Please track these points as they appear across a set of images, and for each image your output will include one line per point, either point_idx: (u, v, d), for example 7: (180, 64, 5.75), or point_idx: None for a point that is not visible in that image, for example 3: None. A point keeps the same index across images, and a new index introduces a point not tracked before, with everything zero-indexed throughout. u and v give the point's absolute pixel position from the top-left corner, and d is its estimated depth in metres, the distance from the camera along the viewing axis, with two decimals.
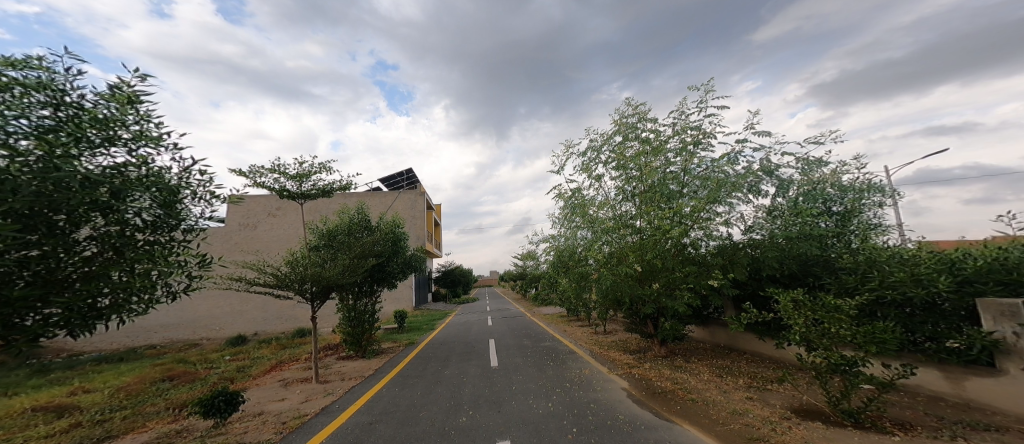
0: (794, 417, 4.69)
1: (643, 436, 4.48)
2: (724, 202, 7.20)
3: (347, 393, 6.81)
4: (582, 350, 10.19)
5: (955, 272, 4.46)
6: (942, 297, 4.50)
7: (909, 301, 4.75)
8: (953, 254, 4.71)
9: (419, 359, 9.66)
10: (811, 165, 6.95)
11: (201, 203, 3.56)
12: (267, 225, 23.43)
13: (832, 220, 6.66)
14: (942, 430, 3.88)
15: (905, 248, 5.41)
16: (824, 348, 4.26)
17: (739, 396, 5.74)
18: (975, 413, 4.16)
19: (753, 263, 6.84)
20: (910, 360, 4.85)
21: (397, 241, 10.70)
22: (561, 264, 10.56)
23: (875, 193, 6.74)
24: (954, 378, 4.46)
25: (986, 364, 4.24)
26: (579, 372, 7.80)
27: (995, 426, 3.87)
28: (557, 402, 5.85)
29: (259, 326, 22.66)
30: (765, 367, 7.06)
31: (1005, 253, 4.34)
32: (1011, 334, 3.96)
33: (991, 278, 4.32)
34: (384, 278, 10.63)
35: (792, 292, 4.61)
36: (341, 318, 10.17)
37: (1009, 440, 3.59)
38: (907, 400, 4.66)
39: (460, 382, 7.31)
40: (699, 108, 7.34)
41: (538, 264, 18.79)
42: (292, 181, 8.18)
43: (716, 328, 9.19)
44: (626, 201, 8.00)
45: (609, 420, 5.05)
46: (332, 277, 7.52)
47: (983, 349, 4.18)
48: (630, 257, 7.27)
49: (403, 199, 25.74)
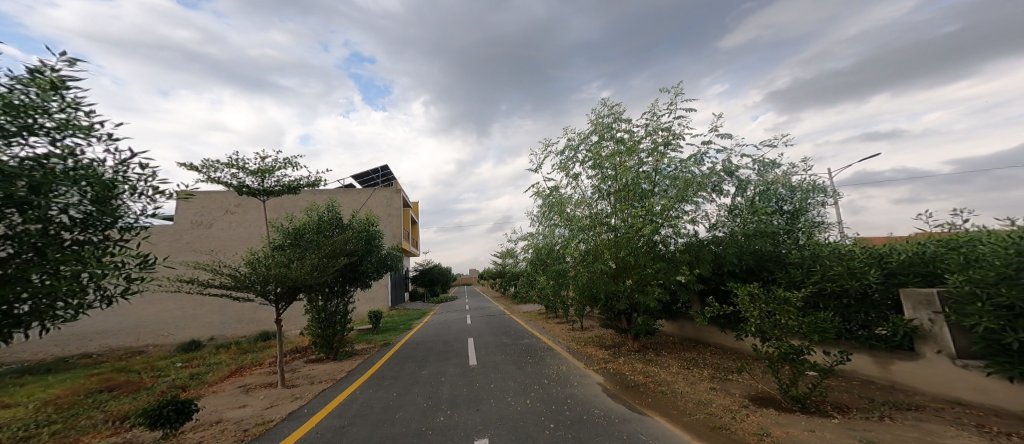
0: (751, 405, 4.96)
1: (616, 429, 4.66)
2: (691, 201, 7.47)
3: (317, 397, 6.76)
4: (560, 347, 10.35)
5: (884, 265, 4.84)
6: (872, 288, 4.86)
7: (846, 292, 5.07)
8: (882, 248, 5.09)
9: (396, 359, 9.63)
10: (766, 166, 7.27)
11: (141, 199, 3.46)
12: (224, 222, 22.73)
13: (784, 218, 7.02)
14: (872, 411, 4.19)
15: (840, 241, 6.02)
16: (777, 338, 4.51)
17: (704, 387, 6.02)
18: (899, 394, 4.52)
19: (716, 259, 7.16)
20: (846, 347, 5.20)
21: (370, 240, 10.64)
22: (539, 262, 10.72)
23: (819, 193, 7.21)
24: (882, 363, 4.83)
25: (909, 350, 4.59)
26: (556, 368, 7.99)
27: (914, 405, 4.22)
28: (535, 399, 5.99)
29: (217, 330, 22.04)
30: (726, 358, 7.41)
31: (923, 248, 4.75)
32: (927, 321, 4.33)
33: (912, 271, 4.70)
34: (357, 278, 10.54)
35: (749, 286, 4.88)
36: (310, 320, 9.99)
37: (926, 418, 3.92)
38: (844, 384, 4.99)
39: (438, 381, 7.37)
40: (670, 109, 7.50)
41: (516, 262, 18.97)
42: (253, 177, 7.94)
43: (684, 322, 9.51)
44: (602, 199, 8.15)
45: (585, 414, 5.23)
46: (299, 277, 7.40)
47: (907, 335, 4.53)
48: (605, 254, 7.48)
49: (377, 197, 25.42)
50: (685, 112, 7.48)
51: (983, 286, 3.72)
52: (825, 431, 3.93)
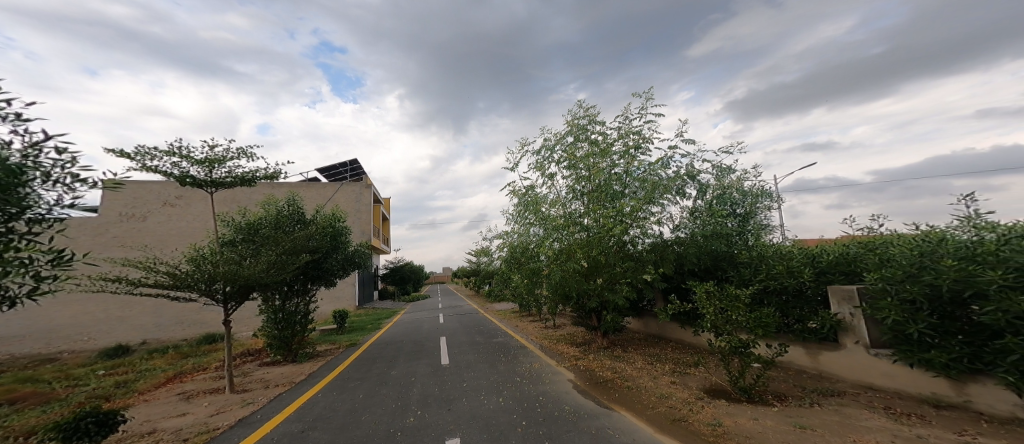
0: (706, 397, 5.27)
1: (585, 424, 4.84)
2: (658, 203, 7.76)
3: (271, 402, 6.64)
4: (532, 344, 10.56)
5: (815, 265, 5.24)
6: (806, 285, 5.26)
7: (784, 289, 5.49)
8: (815, 249, 5.51)
9: (362, 360, 9.57)
10: (723, 171, 7.67)
11: (55, 188, 3.03)
12: (161, 215, 21.73)
13: (736, 220, 7.46)
14: (804, 398, 4.58)
15: (779, 242, 6.85)
16: (726, 332, 4.82)
17: (665, 381, 6.32)
18: (826, 382, 4.97)
19: (678, 258, 7.49)
20: (785, 339, 5.62)
21: (336, 236, 10.60)
22: (513, 262, 10.88)
23: (766, 198, 7.77)
24: (813, 354, 5.27)
25: (833, 341, 5.04)
26: (528, 366, 8.15)
27: (838, 391, 4.66)
28: (508, 396, 6.13)
29: (150, 333, 20.89)
30: (685, 352, 7.79)
31: (848, 249, 5.14)
32: (848, 315, 4.74)
33: (838, 270, 5.09)
34: (321, 276, 10.39)
35: (705, 284, 5.19)
36: (266, 321, 9.72)
37: (846, 403, 4.34)
38: (782, 375, 5.40)
39: (408, 381, 7.42)
40: (639, 113, 7.98)
41: (491, 260, 19.09)
42: (200, 167, 7.59)
43: (649, 319, 9.88)
44: (575, 199, 8.36)
45: (556, 411, 5.40)
46: (250, 276, 6.94)
47: (832, 327, 4.96)
48: (577, 253, 7.67)
49: (344, 192, 24.97)
50: (655, 116, 7.94)
51: (892, 283, 4.17)
52: (766, 419, 4.25)
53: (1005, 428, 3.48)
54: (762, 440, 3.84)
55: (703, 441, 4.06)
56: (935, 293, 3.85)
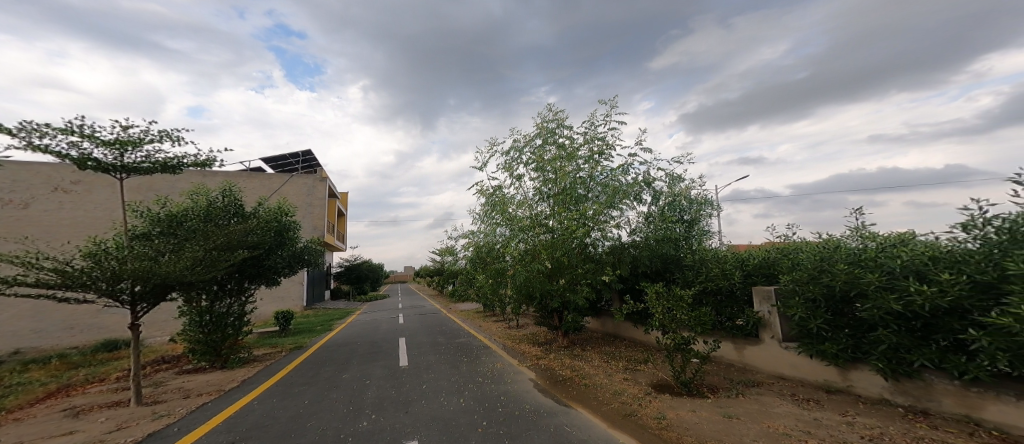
0: (652, 392, 5.62)
1: (546, 422, 4.96)
2: (617, 207, 8.12)
3: (191, 413, 6.03)
4: (495, 344, 10.75)
5: (743, 268, 5.81)
6: (736, 286, 5.81)
7: (719, 290, 6.00)
8: (744, 254, 6.11)
9: (305, 366, 9.11)
10: (675, 179, 8.13)
11: None
12: (55, 202, 19.39)
13: (683, 226, 7.98)
14: (732, 389, 5.07)
15: (714, 248, 7.50)
16: (670, 330, 5.15)
17: (617, 378, 6.65)
18: (748, 374, 5.56)
19: (634, 261, 7.89)
20: (718, 335, 6.16)
21: (281, 231, 10.28)
22: (477, 262, 11.03)
23: (709, 206, 8.34)
24: (739, 349, 5.86)
25: (754, 336, 5.64)
26: (491, 366, 8.24)
27: (757, 382, 5.24)
28: (469, 397, 6.21)
29: (27, 342, 17.74)
30: (636, 350, 8.23)
31: (767, 253, 5.79)
32: (768, 313, 5.34)
33: (760, 273, 5.67)
34: (262, 274, 9.98)
35: (655, 285, 5.50)
36: (189, 324, 9.14)
37: (764, 392, 4.89)
38: (716, 368, 5.91)
39: (362, 385, 7.34)
40: (605, 120, 8.26)
41: (455, 259, 19.15)
42: (111, 149, 6.48)
43: (607, 318, 10.27)
44: (541, 201, 8.54)
45: (516, 410, 5.49)
46: (170, 273, 6.19)
47: (754, 323, 5.56)
48: (542, 255, 7.88)
49: (295, 184, 24.14)
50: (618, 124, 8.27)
51: (799, 284, 4.81)
52: (702, 410, 4.62)
53: (874, 407, 4.16)
54: (699, 430, 4.16)
55: (651, 434, 4.31)
56: (830, 292, 4.47)
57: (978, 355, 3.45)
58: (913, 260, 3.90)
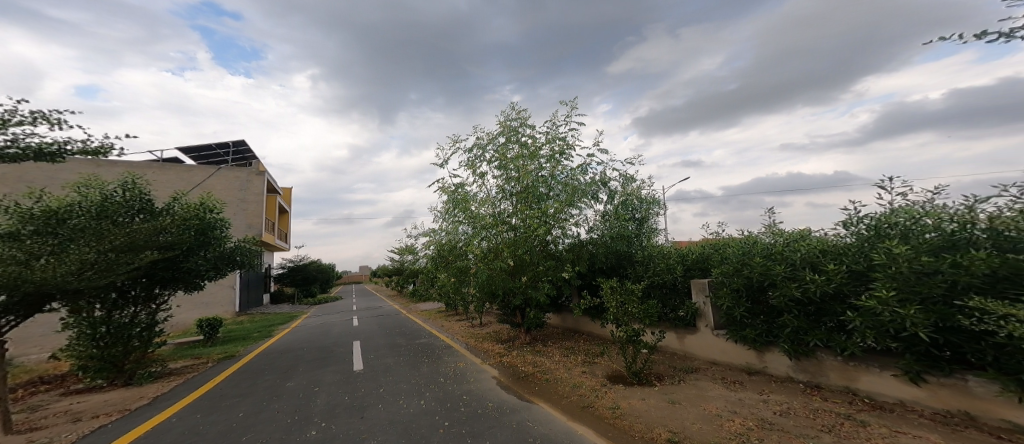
0: (608, 383, 5.88)
1: (508, 418, 4.94)
2: (576, 206, 8.39)
3: (83, 437, 5.21)
4: (457, 344, 10.75)
5: (685, 263, 6.22)
6: (679, 280, 6.22)
7: (664, 283, 6.40)
8: (684, 249, 6.57)
9: (235, 377, 8.14)
10: (628, 179, 8.50)
11: None
12: None
13: (634, 224, 8.36)
14: (675, 376, 5.47)
15: (661, 245, 7.99)
16: (623, 323, 5.40)
17: (577, 371, 6.88)
18: (687, 360, 6.04)
19: (591, 257, 8.23)
20: (664, 326, 6.56)
21: (205, 231, 9.13)
22: (437, 259, 11.09)
23: (658, 205, 8.78)
24: (681, 338, 6.32)
25: (693, 325, 6.14)
26: (452, 366, 8.23)
27: (695, 367, 5.70)
28: (428, 398, 6.06)
29: None
30: (592, 343, 8.60)
31: (702, 246, 6.31)
32: (704, 304, 5.80)
33: (694, 267, 6.14)
34: (179, 278, 8.76)
35: (610, 280, 5.74)
36: (81, 337, 7.74)
37: (700, 376, 5.36)
38: (663, 357, 6.29)
39: (310, 392, 6.86)
40: (565, 121, 8.22)
41: (415, 258, 19.00)
42: None
43: (567, 314, 10.55)
44: (504, 199, 8.63)
45: (479, 408, 5.42)
46: (45, 279, 5.25)
47: (692, 314, 6.04)
48: (504, 253, 7.98)
49: (223, 178, 22.74)
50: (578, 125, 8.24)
51: (727, 276, 5.34)
52: (650, 398, 4.91)
53: (781, 385, 4.82)
54: (649, 417, 4.42)
55: (607, 424, 4.48)
56: (749, 283, 5.05)
57: (852, 332, 4.21)
58: (808, 253, 4.53)
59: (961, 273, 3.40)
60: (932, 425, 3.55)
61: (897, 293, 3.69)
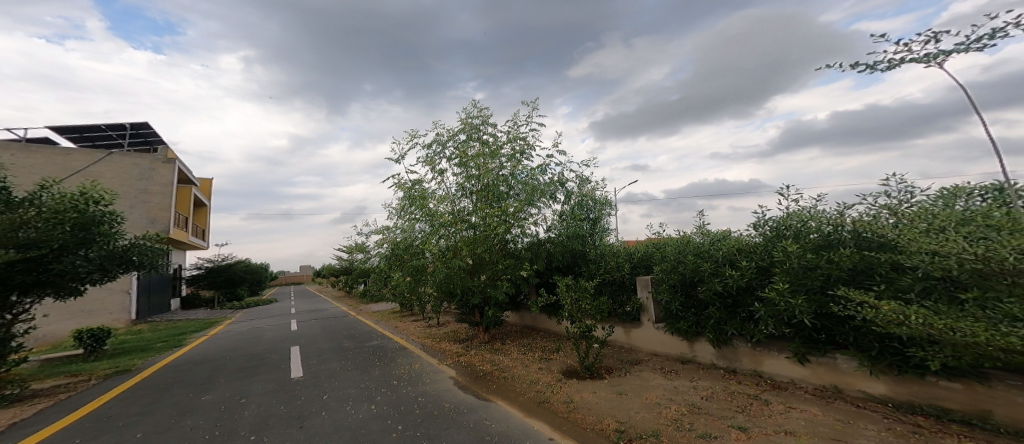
0: (562, 378, 6.08)
1: (464, 419, 4.97)
2: (535, 205, 8.56)
3: None
4: (413, 345, 10.58)
5: (633, 261, 6.54)
6: (627, 277, 6.55)
7: (612, 280, 6.70)
8: (629, 247, 6.97)
9: (130, 395, 6.72)
10: (585, 180, 8.78)
11: None
12: None
13: (589, 224, 8.66)
14: (622, 368, 5.78)
15: (613, 244, 8.37)
16: (576, 319, 5.60)
17: (534, 368, 7.05)
18: (633, 353, 6.38)
19: (549, 256, 8.47)
20: (613, 322, 6.85)
21: (77, 226, 6.66)
22: (390, 258, 10.90)
23: (612, 206, 9.15)
24: (629, 333, 6.64)
25: (637, 320, 6.50)
26: (408, 367, 8.01)
27: (640, 359, 6.05)
28: (380, 402, 5.80)
29: None
30: (548, 340, 8.87)
31: (644, 244, 6.70)
32: (647, 299, 6.16)
33: (637, 263, 6.51)
34: (48, 282, 6.60)
35: (566, 278, 5.88)
36: None
37: (643, 366, 5.74)
38: (613, 351, 6.56)
39: (235, 404, 6.05)
40: (526, 121, 8.26)
41: (367, 257, 18.51)
42: None
43: (526, 312, 10.75)
44: (463, 197, 8.65)
45: (435, 410, 5.39)
46: None
47: (636, 309, 6.39)
48: (463, 251, 7.97)
49: (113, 165, 18.75)
50: (538, 125, 8.33)
51: (665, 273, 5.69)
52: (600, 391, 5.14)
53: (706, 371, 5.35)
54: (600, 409, 4.64)
55: (560, 418, 4.66)
56: (685, 279, 5.43)
57: (759, 321, 4.80)
58: (727, 251, 5.04)
59: (833, 266, 4.04)
60: (812, 399, 4.28)
61: (790, 285, 4.30)
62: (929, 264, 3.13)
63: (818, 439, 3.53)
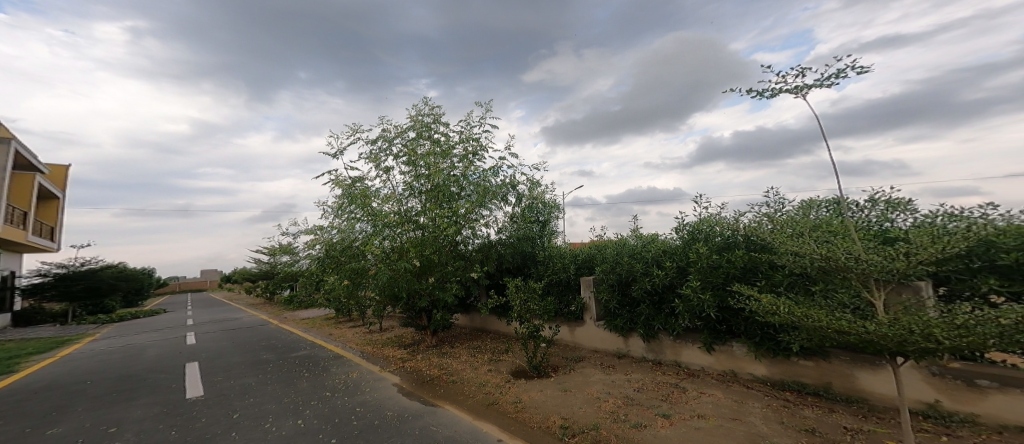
0: (511, 379, 6.19)
1: (410, 426, 4.92)
2: (486, 207, 8.64)
3: None
4: (351, 352, 10.13)
5: (580, 262, 6.79)
6: (573, 278, 6.77)
7: (556, 282, 6.92)
8: (575, 249, 7.24)
9: None
10: (536, 183, 9.00)
11: None
12: None
13: (538, 226, 8.88)
14: (566, 365, 6.00)
15: (560, 246, 8.68)
16: (525, 319, 5.72)
17: (483, 370, 7.09)
18: (576, 350, 6.64)
19: (499, 257, 8.63)
20: (560, 322, 7.04)
21: None
22: (321, 262, 10.27)
23: (560, 210, 9.46)
24: (573, 331, 6.89)
25: (580, 318, 6.76)
26: (345, 376, 7.61)
27: (583, 356, 6.30)
28: (309, 417, 5.44)
29: None
30: (498, 341, 9.00)
31: (588, 247, 7.01)
32: (589, 298, 6.45)
33: (580, 263, 6.78)
34: None
35: (515, 279, 5.93)
36: None
37: (585, 362, 6.01)
38: (559, 350, 6.74)
39: (100, 436, 5.13)
40: (479, 123, 8.25)
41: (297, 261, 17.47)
42: None
43: (475, 314, 10.80)
44: (411, 197, 8.57)
45: (377, 419, 5.27)
46: None
47: (580, 308, 6.63)
48: (410, 253, 7.84)
49: None
50: (492, 127, 8.32)
51: (605, 273, 5.97)
52: (547, 389, 5.30)
53: (637, 363, 5.71)
54: (547, 407, 4.79)
55: (509, 419, 4.74)
56: (621, 279, 5.75)
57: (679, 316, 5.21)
58: (655, 253, 5.40)
59: (726, 265, 4.65)
60: (714, 383, 4.80)
61: (700, 283, 4.78)
62: (792, 262, 3.42)
63: (721, 419, 3.93)
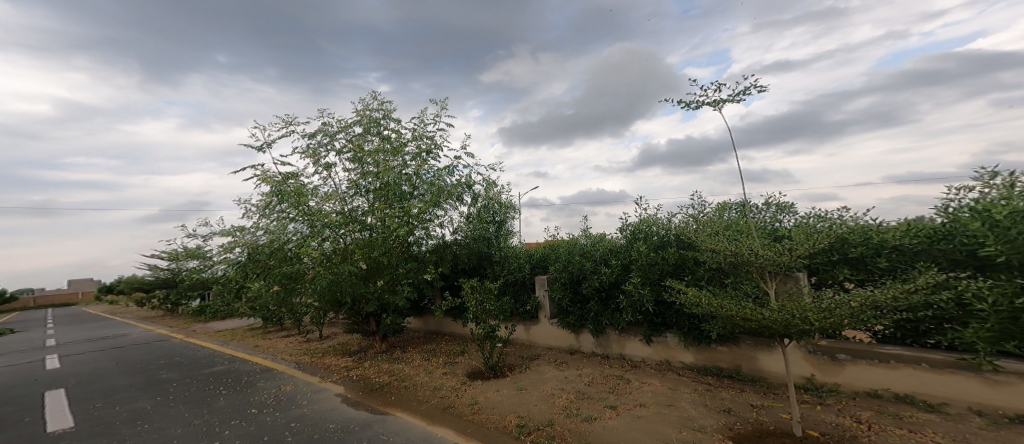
0: (467, 381, 6.21)
1: (357, 437, 4.83)
2: (441, 207, 8.60)
3: None
4: (286, 363, 9.64)
5: (534, 261, 6.92)
6: (528, 276, 6.90)
7: (510, 282, 7.02)
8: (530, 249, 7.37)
9: None
10: (491, 183, 9.05)
11: None
12: None
13: (493, 226, 8.94)
14: (519, 365, 6.09)
15: (516, 247, 8.79)
16: (481, 320, 5.75)
17: (438, 373, 7.06)
18: (528, 349, 6.75)
19: (454, 258, 8.60)
20: (516, 321, 7.12)
21: None
22: (244, 268, 9.71)
23: (516, 210, 9.55)
24: (529, 330, 6.99)
25: (535, 317, 6.88)
26: (276, 390, 7.28)
27: (537, 354, 6.42)
28: (231, 437, 5.21)
29: None
30: (454, 343, 8.99)
31: (542, 246, 7.16)
32: (544, 297, 6.57)
33: (534, 262, 6.91)
34: None
35: (471, 279, 5.94)
36: None
37: (540, 360, 6.14)
38: (514, 349, 6.82)
39: None
40: (433, 120, 8.07)
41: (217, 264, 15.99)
42: None
43: (429, 317, 10.69)
44: (357, 195, 8.42)
45: (320, 432, 5.13)
46: None
47: (535, 307, 6.75)
48: (356, 255, 7.59)
49: None
50: (447, 126, 8.19)
51: (557, 271, 6.10)
52: (503, 388, 5.38)
53: (585, 358, 5.91)
54: (502, 406, 4.87)
55: (465, 421, 4.76)
56: (570, 276, 5.92)
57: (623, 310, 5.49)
58: (603, 251, 5.60)
59: (659, 261, 4.91)
60: (653, 373, 5.07)
61: (640, 278, 5.04)
62: (710, 259, 3.74)
63: (659, 406, 4.17)
